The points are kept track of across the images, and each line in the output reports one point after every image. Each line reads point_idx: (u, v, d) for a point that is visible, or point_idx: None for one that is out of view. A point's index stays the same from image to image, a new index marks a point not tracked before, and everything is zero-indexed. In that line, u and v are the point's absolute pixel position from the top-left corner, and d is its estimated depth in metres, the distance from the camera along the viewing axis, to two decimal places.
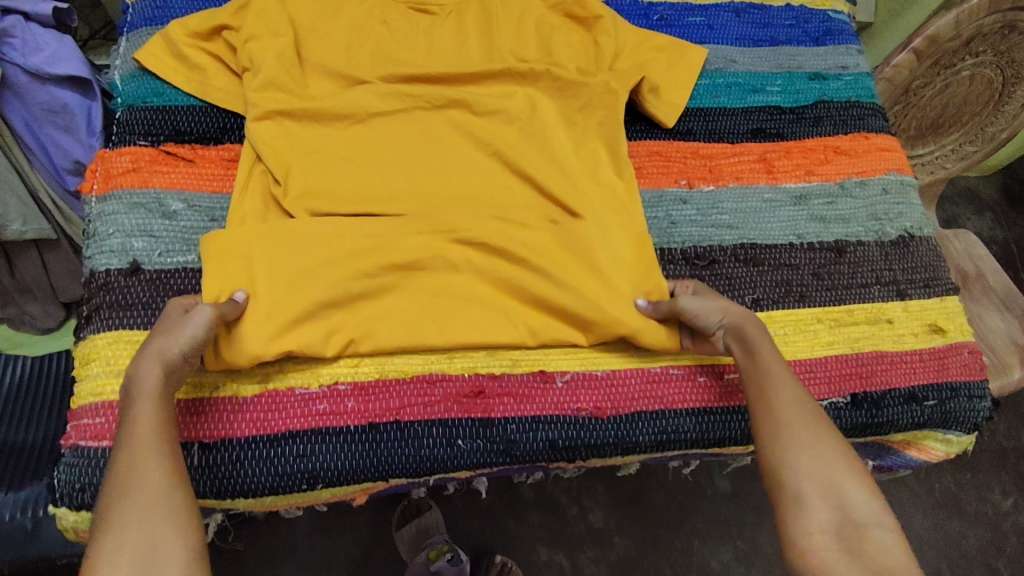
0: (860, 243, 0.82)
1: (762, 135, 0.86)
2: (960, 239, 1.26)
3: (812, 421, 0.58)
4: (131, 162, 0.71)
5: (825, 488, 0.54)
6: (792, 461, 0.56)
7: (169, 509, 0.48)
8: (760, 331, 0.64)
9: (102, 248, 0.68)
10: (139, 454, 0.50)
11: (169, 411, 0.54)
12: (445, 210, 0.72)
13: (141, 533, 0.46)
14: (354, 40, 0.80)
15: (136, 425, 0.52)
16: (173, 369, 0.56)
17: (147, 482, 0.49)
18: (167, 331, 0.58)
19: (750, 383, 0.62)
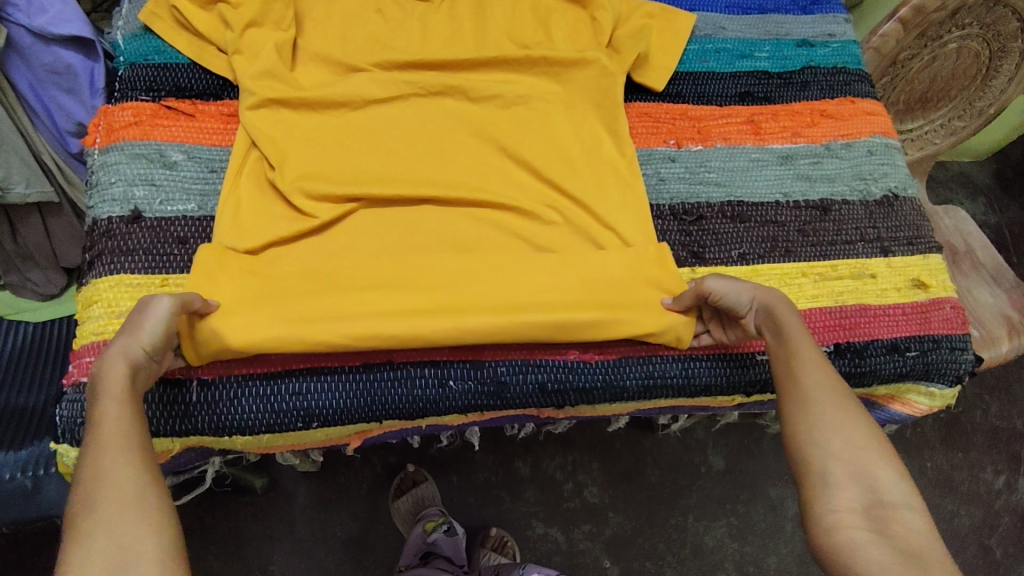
0: (845, 202, 0.84)
1: (750, 98, 0.88)
2: (951, 215, 1.28)
3: (842, 404, 0.59)
4: (132, 116, 0.73)
5: (853, 469, 0.56)
6: (822, 443, 0.58)
7: (141, 514, 0.48)
8: (790, 310, 0.65)
9: (104, 197, 0.70)
10: (106, 455, 0.50)
11: (136, 406, 0.53)
12: (438, 171, 0.76)
13: (113, 534, 0.46)
14: (352, 6, 0.82)
15: (101, 423, 0.51)
16: (139, 366, 0.55)
17: (118, 482, 0.49)
18: (127, 329, 0.58)
19: (778, 362, 0.63)
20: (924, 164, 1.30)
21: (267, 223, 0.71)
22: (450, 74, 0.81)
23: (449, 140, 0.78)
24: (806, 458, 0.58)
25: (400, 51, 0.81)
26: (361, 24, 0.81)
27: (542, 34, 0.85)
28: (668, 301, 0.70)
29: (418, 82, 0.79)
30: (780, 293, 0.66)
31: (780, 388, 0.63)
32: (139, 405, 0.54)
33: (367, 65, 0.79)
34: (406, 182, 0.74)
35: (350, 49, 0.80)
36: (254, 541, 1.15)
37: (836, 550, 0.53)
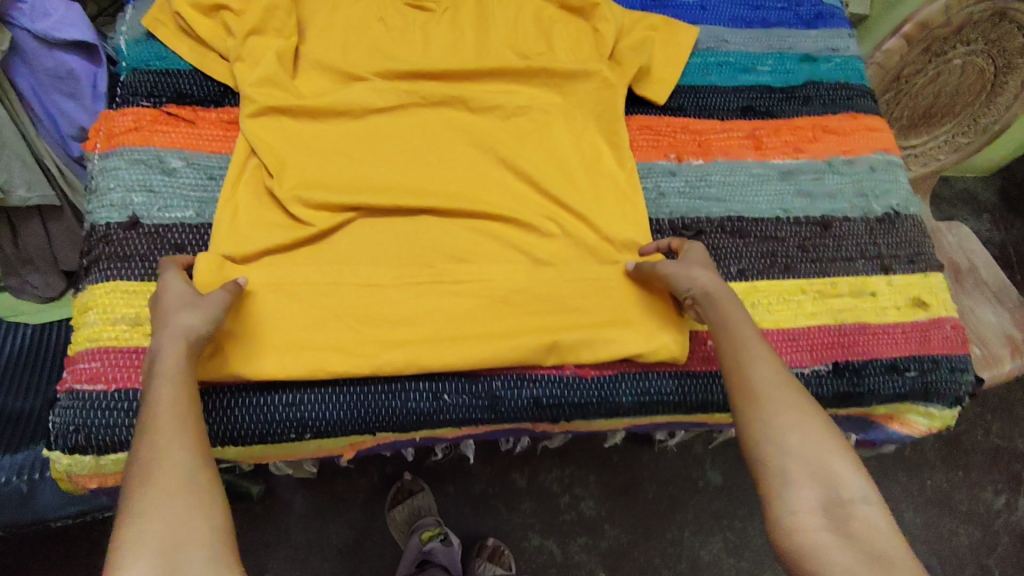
0: (847, 218, 0.83)
1: (752, 112, 0.88)
2: (953, 232, 1.27)
3: (795, 401, 0.61)
4: (133, 122, 0.73)
5: (810, 468, 0.57)
6: (780, 442, 0.59)
7: (194, 497, 0.52)
8: (736, 308, 0.66)
9: (103, 203, 0.69)
10: (162, 438, 0.54)
11: (189, 392, 0.58)
12: (438, 182, 0.75)
13: (167, 514, 0.51)
14: (354, 15, 0.82)
15: (157, 408, 0.56)
16: (192, 348, 0.59)
17: (174, 466, 0.53)
18: (187, 307, 0.61)
19: (727, 360, 0.64)
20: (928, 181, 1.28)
21: (266, 232, 0.71)
22: (451, 84, 0.81)
23: (448, 151, 0.78)
24: (766, 458, 0.59)
25: (403, 60, 0.81)
26: (362, 33, 0.82)
27: (545, 46, 0.85)
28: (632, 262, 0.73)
29: (419, 90, 0.79)
30: (728, 288, 0.67)
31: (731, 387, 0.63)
32: (192, 389, 0.58)
33: (367, 73, 0.79)
34: (405, 193, 0.74)
35: (351, 57, 0.80)
36: (248, 548, 1.14)
37: (800, 551, 0.54)
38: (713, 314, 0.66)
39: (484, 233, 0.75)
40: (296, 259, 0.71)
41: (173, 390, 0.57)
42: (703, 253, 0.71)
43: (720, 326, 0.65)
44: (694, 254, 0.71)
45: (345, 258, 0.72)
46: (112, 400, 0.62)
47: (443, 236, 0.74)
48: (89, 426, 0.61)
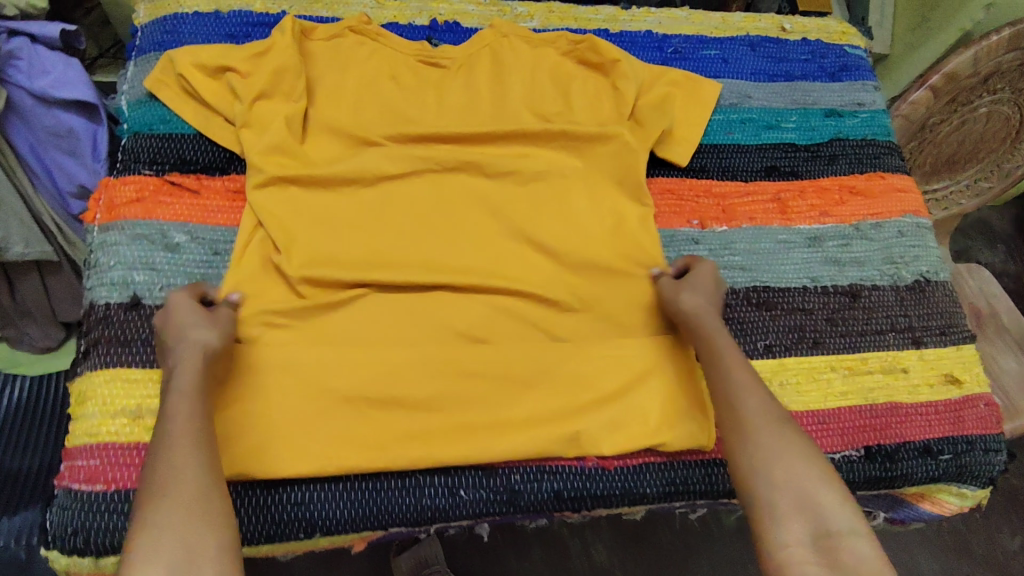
0: (876, 287, 0.80)
1: (776, 173, 0.85)
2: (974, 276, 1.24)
3: (780, 429, 0.59)
4: (135, 192, 0.70)
5: (797, 498, 0.55)
6: (767, 473, 0.57)
7: (206, 509, 0.50)
8: (726, 339, 0.67)
9: (102, 280, 0.66)
10: (175, 452, 0.52)
11: (205, 405, 0.57)
12: (453, 254, 0.73)
13: (178, 532, 0.48)
14: (366, 74, 0.79)
15: (173, 420, 0.55)
16: (206, 362, 0.59)
17: (187, 478, 0.51)
18: (204, 324, 0.62)
19: (715, 388, 0.64)
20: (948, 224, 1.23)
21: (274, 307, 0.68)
22: (466, 148, 0.78)
23: (463, 219, 0.75)
24: (754, 489, 0.57)
25: (416, 123, 0.78)
26: (374, 93, 0.79)
27: (562, 105, 0.82)
28: (657, 271, 0.75)
29: (433, 155, 0.76)
30: (717, 316, 0.69)
31: (719, 417, 0.63)
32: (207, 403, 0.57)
33: (380, 137, 0.76)
34: (418, 268, 0.72)
35: (362, 120, 0.77)
36: None
37: None
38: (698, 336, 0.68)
39: (501, 307, 0.72)
40: (303, 336, 0.67)
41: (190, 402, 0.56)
42: (711, 273, 0.73)
43: (708, 352, 0.66)
44: (704, 274, 0.73)
45: (355, 336, 0.69)
46: (112, 501, 0.59)
47: (459, 312, 0.71)
48: (88, 530, 0.58)
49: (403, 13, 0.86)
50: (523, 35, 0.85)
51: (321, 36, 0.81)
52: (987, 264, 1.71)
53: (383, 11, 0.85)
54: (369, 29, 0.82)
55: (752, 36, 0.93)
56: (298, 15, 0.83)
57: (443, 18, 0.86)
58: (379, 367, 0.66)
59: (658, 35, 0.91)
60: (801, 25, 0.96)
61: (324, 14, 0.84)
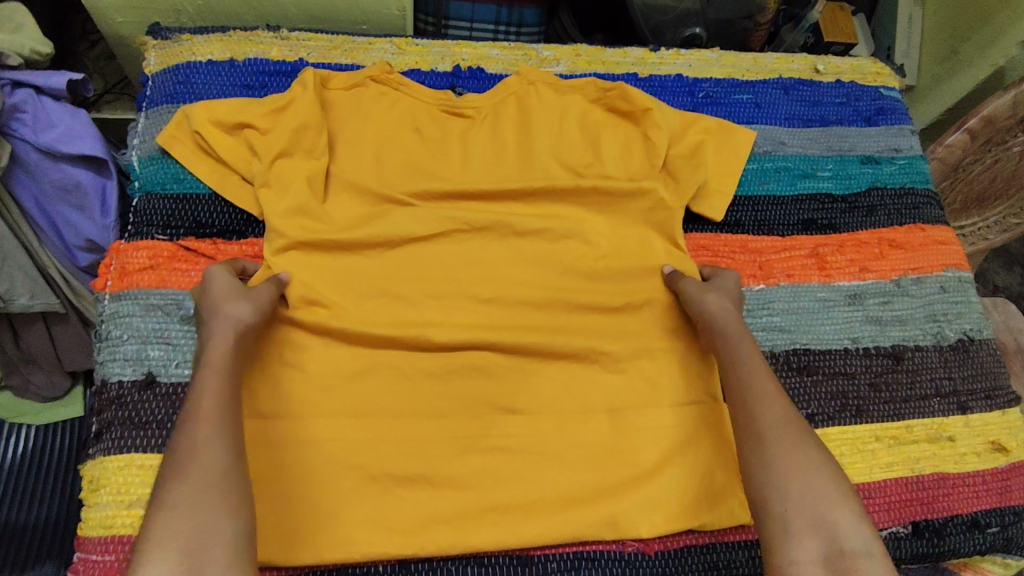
0: (919, 348, 0.77)
1: (814, 227, 0.82)
2: (999, 309, 1.04)
3: (803, 445, 0.58)
4: (148, 259, 0.67)
5: (814, 516, 0.54)
6: (784, 488, 0.56)
7: (224, 494, 0.50)
8: (749, 344, 0.66)
9: (115, 355, 0.63)
10: (202, 431, 0.52)
11: (233, 381, 0.57)
12: (482, 319, 0.69)
13: (193, 514, 0.48)
14: (387, 127, 0.76)
15: (202, 397, 0.55)
16: (241, 339, 0.60)
17: (212, 458, 0.51)
18: (241, 298, 0.62)
19: (734, 397, 0.63)
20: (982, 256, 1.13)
21: (300, 380, 0.65)
22: (492, 205, 0.75)
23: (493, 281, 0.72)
24: (770, 504, 0.56)
25: (443, 180, 0.75)
26: (399, 147, 0.76)
27: (592, 156, 0.79)
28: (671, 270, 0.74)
29: (460, 213, 0.73)
30: (742, 322, 0.68)
31: (738, 426, 0.61)
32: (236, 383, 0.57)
33: (404, 194, 0.73)
34: (448, 332, 0.68)
35: (387, 177, 0.74)
36: None
37: None
38: (721, 342, 0.67)
39: (531, 378, 0.68)
40: (327, 413, 0.64)
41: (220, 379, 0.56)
42: (734, 283, 0.72)
43: (736, 357, 0.64)
44: (727, 281, 0.71)
45: (380, 409, 0.65)
46: None
47: (489, 384, 0.67)
48: None
49: (424, 58, 0.82)
50: (550, 82, 0.82)
51: (340, 85, 0.77)
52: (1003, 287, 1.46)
53: (404, 58, 0.82)
54: (391, 78, 0.78)
55: (784, 79, 0.91)
56: (316, 63, 0.79)
57: (466, 64, 0.83)
58: (406, 445, 0.63)
59: (688, 79, 0.88)
60: (834, 66, 0.93)
61: (343, 62, 0.80)
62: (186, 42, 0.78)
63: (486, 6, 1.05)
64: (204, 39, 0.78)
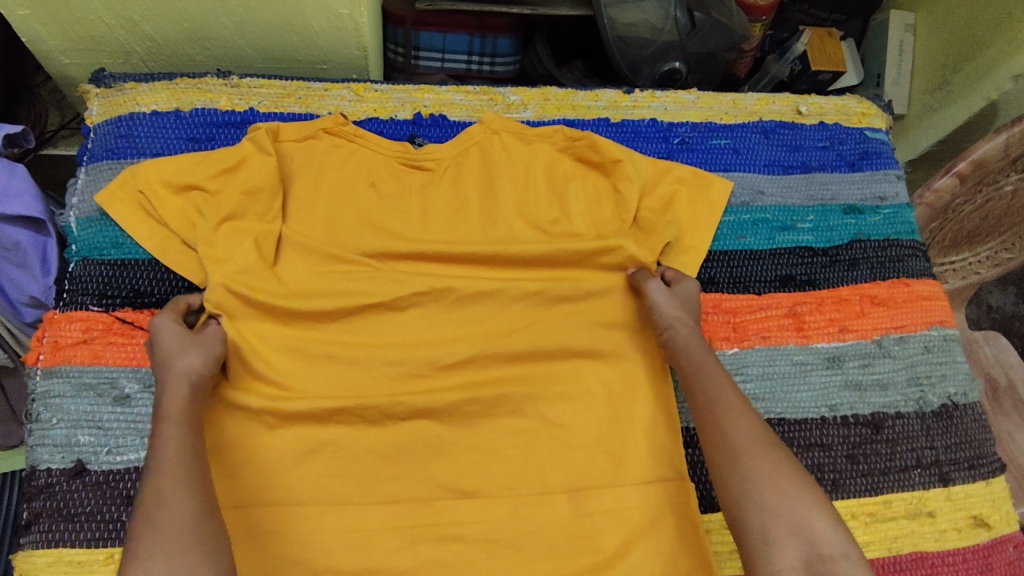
0: (900, 415, 0.74)
1: (792, 283, 0.78)
2: (992, 343, 0.97)
3: (769, 452, 0.57)
4: (82, 332, 0.64)
5: (789, 523, 0.53)
6: (757, 498, 0.55)
7: (202, 537, 0.49)
8: (709, 357, 0.66)
9: (44, 440, 0.60)
10: (170, 479, 0.51)
11: (194, 433, 0.56)
12: (437, 393, 0.66)
13: (173, 565, 0.47)
14: (342, 183, 0.72)
15: (164, 450, 0.54)
16: (195, 387, 0.59)
17: (181, 508, 0.50)
18: (189, 349, 0.61)
19: (702, 412, 0.62)
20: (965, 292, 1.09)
21: (245, 465, 0.63)
22: (451, 267, 0.72)
23: (452, 350, 0.68)
24: (744, 515, 0.55)
25: (399, 240, 0.71)
26: (352, 204, 0.71)
27: (559, 210, 0.75)
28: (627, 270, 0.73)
29: (415, 281, 0.69)
30: (699, 334, 0.68)
31: (707, 440, 0.61)
32: (197, 431, 0.56)
33: (358, 257, 0.69)
34: (399, 411, 0.66)
35: (339, 237, 0.70)
36: None
37: None
38: (686, 357, 0.66)
39: (487, 456, 0.66)
40: (272, 499, 0.62)
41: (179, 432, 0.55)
42: (694, 292, 0.71)
43: (694, 370, 0.65)
44: (687, 290, 0.71)
45: (330, 493, 0.63)
46: None
47: (443, 463, 0.65)
48: None
49: (384, 105, 0.79)
50: (516, 131, 0.77)
51: (292, 136, 0.73)
52: (997, 309, 1.32)
53: (361, 105, 0.78)
54: (346, 130, 0.74)
55: (764, 122, 0.87)
56: (267, 113, 0.75)
57: (428, 111, 0.80)
58: (353, 532, 0.62)
59: (663, 124, 0.84)
60: (818, 106, 0.89)
61: (296, 110, 0.76)
62: (130, 91, 0.74)
63: (457, 37, 1.00)
64: (149, 87, 0.74)
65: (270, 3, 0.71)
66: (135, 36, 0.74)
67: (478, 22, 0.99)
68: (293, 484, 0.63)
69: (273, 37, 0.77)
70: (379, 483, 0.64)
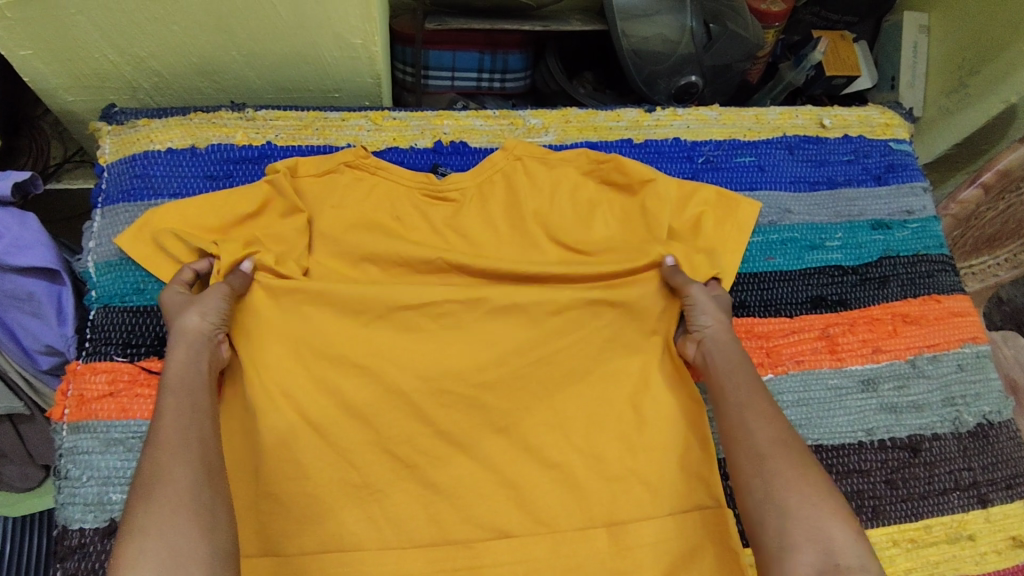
0: (936, 436, 0.73)
1: (823, 304, 0.77)
2: (1010, 344, 0.95)
3: (798, 460, 0.56)
4: (107, 384, 0.62)
5: (808, 530, 0.52)
6: (780, 499, 0.54)
7: (195, 508, 0.48)
8: (740, 361, 0.66)
9: (75, 499, 0.59)
10: (164, 449, 0.51)
11: (193, 402, 0.55)
12: (469, 432, 0.65)
13: (165, 535, 0.46)
14: (364, 217, 0.70)
15: (164, 419, 0.53)
16: (196, 347, 0.60)
17: (176, 477, 0.49)
18: (188, 307, 0.62)
19: (731, 410, 0.62)
20: (985, 293, 1.08)
21: (278, 514, 0.61)
22: None
23: (486, 386, 0.66)
24: (765, 519, 0.54)
25: (426, 274, 0.69)
26: (376, 237, 0.69)
27: (585, 237, 0.74)
28: (667, 257, 0.70)
29: (443, 316, 0.67)
30: (732, 338, 0.68)
31: (732, 442, 0.60)
32: (198, 400, 0.56)
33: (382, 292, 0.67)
34: (432, 451, 0.64)
35: (365, 273, 0.69)
36: None
37: None
38: (719, 359, 0.66)
39: (522, 496, 0.64)
40: (309, 547, 0.61)
41: (178, 400, 0.55)
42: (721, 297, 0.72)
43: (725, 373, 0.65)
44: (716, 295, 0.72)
45: (367, 539, 0.62)
46: None
47: (480, 504, 0.64)
48: None
49: (403, 134, 0.78)
50: (539, 156, 0.75)
51: (310, 171, 0.71)
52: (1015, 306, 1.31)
53: (380, 135, 0.77)
54: (367, 162, 0.72)
55: (788, 137, 0.85)
56: (285, 147, 0.74)
57: (448, 138, 0.79)
58: None
59: (686, 143, 0.83)
60: (840, 119, 0.88)
61: (314, 142, 0.75)
62: (143, 128, 0.72)
63: (467, 54, 0.98)
64: (162, 123, 0.72)
65: (284, 35, 0.69)
66: (141, 71, 0.72)
67: (487, 39, 0.96)
68: (329, 532, 0.61)
69: (286, 69, 0.75)
70: (417, 526, 0.63)
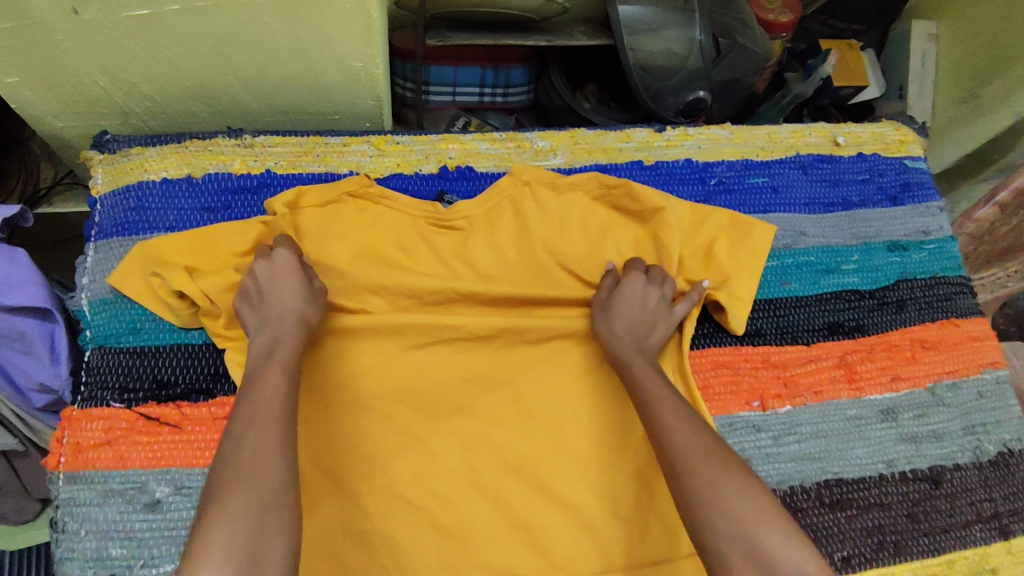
0: (957, 467, 0.71)
1: (840, 331, 0.75)
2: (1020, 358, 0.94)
3: (723, 467, 0.51)
4: (104, 432, 0.60)
5: (746, 547, 0.47)
6: (708, 519, 0.49)
7: (280, 507, 0.46)
8: (639, 365, 0.61)
9: (74, 554, 0.57)
10: (255, 431, 0.49)
11: (291, 388, 0.53)
12: (480, 474, 0.63)
13: (247, 530, 0.44)
14: (369, 249, 0.67)
15: (262, 396, 0.51)
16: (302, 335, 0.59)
17: (265, 466, 0.47)
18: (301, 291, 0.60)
19: (647, 416, 0.57)
20: None
21: None
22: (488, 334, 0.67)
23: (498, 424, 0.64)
24: (698, 537, 0.49)
25: (434, 307, 0.67)
26: (380, 269, 0.66)
27: (596, 266, 0.71)
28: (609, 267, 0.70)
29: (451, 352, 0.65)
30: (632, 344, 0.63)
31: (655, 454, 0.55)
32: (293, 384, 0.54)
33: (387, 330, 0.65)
34: (442, 495, 0.62)
35: (370, 307, 0.66)
36: None
37: None
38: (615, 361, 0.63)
39: (536, 540, 0.62)
40: None
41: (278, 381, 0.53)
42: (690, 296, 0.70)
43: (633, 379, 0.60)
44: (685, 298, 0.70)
45: None
46: None
47: (493, 550, 0.61)
48: None
49: (407, 159, 0.75)
50: (547, 180, 0.73)
51: (311, 201, 0.68)
52: None
53: (383, 160, 0.75)
54: (371, 191, 0.70)
55: (802, 156, 0.83)
56: (285, 174, 0.71)
57: (453, 163, 0.76)
58: None
59: (698, 164, 0.80)
60: (854, 136, 0.86)
61: (315, 169, 0.72)
62: (137, 157, 0.69)
63: (469, 69, 0.95)
64: (156, 151, 0.69)
65: (282, 58, 0.66)
66: (132, 97, 0.69)
67: (490, 53, 0.93)
68: None
69: (285, 92, 0.72)
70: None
